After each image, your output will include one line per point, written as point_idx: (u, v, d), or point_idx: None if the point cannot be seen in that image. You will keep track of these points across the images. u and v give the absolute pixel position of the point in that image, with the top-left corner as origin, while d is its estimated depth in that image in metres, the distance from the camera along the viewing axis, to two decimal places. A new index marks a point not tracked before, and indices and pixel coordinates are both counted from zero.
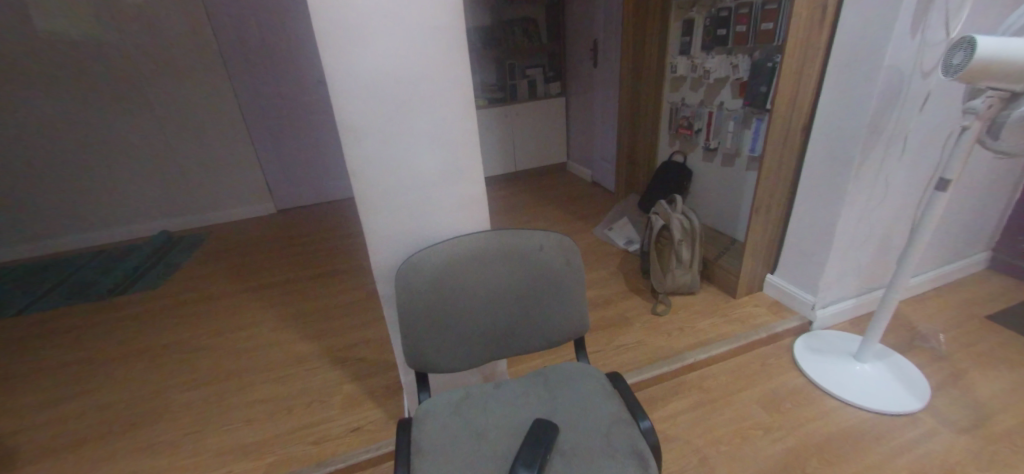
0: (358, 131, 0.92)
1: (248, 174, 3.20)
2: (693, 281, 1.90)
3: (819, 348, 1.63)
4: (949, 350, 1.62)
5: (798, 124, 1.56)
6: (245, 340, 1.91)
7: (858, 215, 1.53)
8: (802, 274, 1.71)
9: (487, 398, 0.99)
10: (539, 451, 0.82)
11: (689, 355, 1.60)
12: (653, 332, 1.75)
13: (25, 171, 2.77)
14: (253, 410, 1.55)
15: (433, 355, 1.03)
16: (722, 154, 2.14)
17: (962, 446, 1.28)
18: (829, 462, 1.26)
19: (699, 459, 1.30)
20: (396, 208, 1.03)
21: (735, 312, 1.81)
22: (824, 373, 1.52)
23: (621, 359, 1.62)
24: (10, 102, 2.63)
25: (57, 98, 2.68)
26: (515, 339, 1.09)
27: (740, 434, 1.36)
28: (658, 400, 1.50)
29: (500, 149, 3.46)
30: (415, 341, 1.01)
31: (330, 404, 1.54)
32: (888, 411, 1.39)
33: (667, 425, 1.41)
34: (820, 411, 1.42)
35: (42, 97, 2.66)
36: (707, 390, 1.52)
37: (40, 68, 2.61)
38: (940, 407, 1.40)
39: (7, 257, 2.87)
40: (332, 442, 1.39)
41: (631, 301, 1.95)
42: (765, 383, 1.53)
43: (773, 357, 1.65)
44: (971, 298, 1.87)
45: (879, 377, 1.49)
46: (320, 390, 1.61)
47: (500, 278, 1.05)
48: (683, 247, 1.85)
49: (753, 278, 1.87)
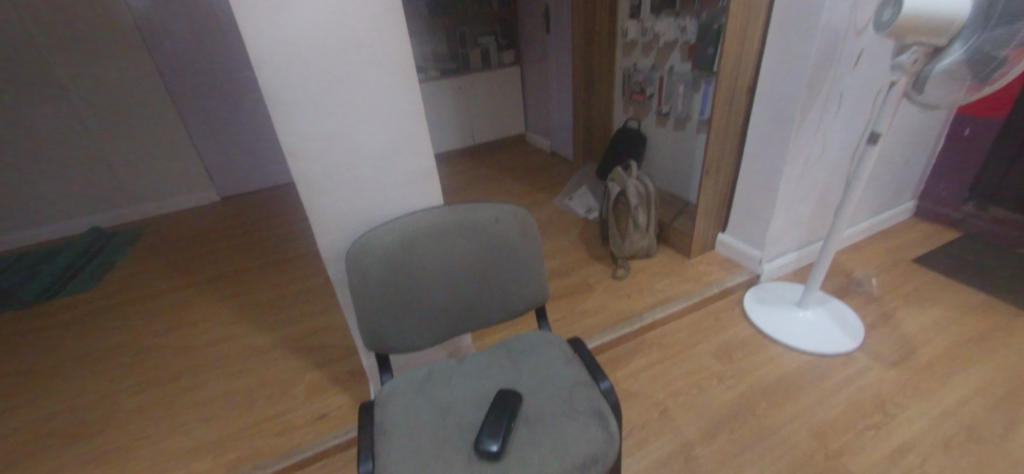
0: (288, 104, 0.85)
1: (184, 160, 2.96)
2: (650, 244, 1.95)
3: (766, 299, 1.72)
4: (880, 292, 1.75)
5: (744, 84, 1.58)
6: (197, 336, 1.82)
7: (799, 172, 1.60)
8: (751, 231, 1.79)
9: (449, 374, 0.99)
10: (505, 421, 0.83)
11: (648, 316, 1.66)
12: (613, 296, 1.80)
13: None
14: (208, 408, 1.48)
15: (391, 334, 1.01)
16: (674, 119, 2.16)
17: (890, 378, 1.41)
18: (775, 403, 1.37)
19: (660, 411, 1.37)
20: (340, 187, 0.98)
21: (689, 271, 1.89)
22: (771, 322, 1.62)
23: (584, 324, 1.66)
24: None
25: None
26: (475, 311, 1.08)
27: (696, 384, 1.44)
28: (621, 360, 1.55)
29: (455, 122, 3.37)
30: (370, 322, 0.98)
31: (293, 394, 1.50)
32: (827, 352, 1.50)
33: (630, 383, 1.47)
34: (768, 358, 1.52)
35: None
36: (666, 347, 1.59)
37: None
38: (873, 345, 1.53)
39: None
40: (297, 432, 1.37)
41: (592, 267, 1.99)
42: (719, 335, 1.62)
43: (726, 310, 1.73)
44: (900, 244, 2.02)
45: (819, 322, 1.60)
46: (282, 379, 1.57)
47: (456, 252, 1.03)
48: (640, 212, 1.89)
49: (706, 238, 1.94)
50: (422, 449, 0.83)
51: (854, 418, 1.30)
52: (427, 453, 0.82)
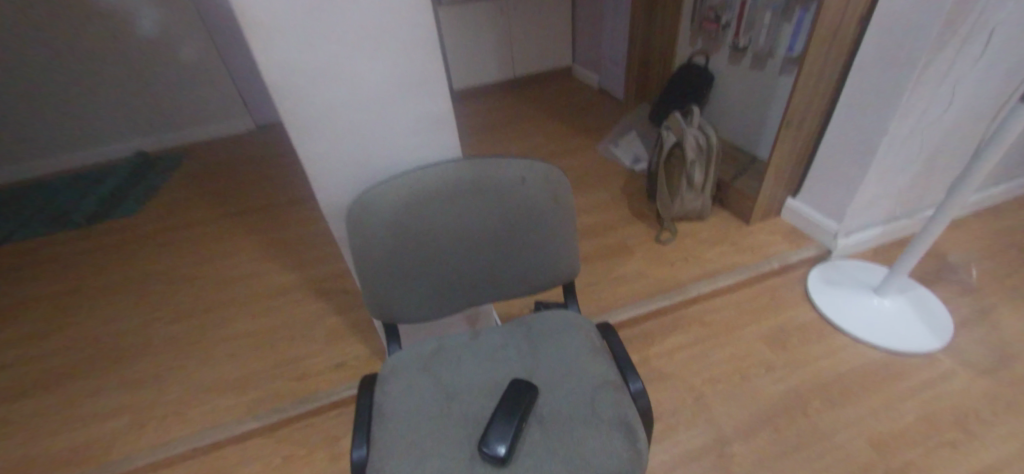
0: (269, 29, 0.66)
1: (216, 84, 2.86)
2: (704, 207, 1.72)
3: (836, 279, 1.49)
4: (980, 281, 1.48)
5: (856, 15, 1.23)
6: (226, 269, 1.83)
7: (906, 132, 1.30)
8: (830, 199, 1.52)
9: (460, 352, 0.89)
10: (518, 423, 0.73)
11: (693, 289, 1.49)
12: (655, 263, 1.62)
13: None
14: (232, 345, 1.50)
15: (397, 302, 0.90)
16: (751, 56, 1.81)
17: (979, 387, 1.20)
18: (830, 404, 1.21)
19: (695, 398, 1.25)
20: (339, 133, 0.82)
21: (746, 239, 1.66)
22: (837, 308, 1.41)
23: (619, 293, 1.52)
24: None
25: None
26: (494, 282, 0.96)
27: (739, 372, 1.30)
28: (656, 335, 1.42)
29: (496, 52, 3.05)
30: (374, 289, 0.87)
31: (313, 338, 1.49)
32: (902, 350, 1.30)
33: (664, 363, 1.34)
34: (829, 350, 1.33)
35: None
36: (710, 325, 1.43)
37: None
38: (962, 346, 1.30)
39: None
40: (314, 378, 1.36)
41: (634, 227, 1.79)
42: (772, 317, 1.44)
43: (784, 288, 1.52)
44: (1013, 224, 1.68)
45: (897, 313, 1.38)
46: (303, 323, 1.55)
47: (474, 216, 0.88)
48: (696, 169, 1.64)
49: (771, 203, 1.69)
50: (422, 441, 0.74)
51: (926, 431, 1.13)
52: (426, 447, 0.73)
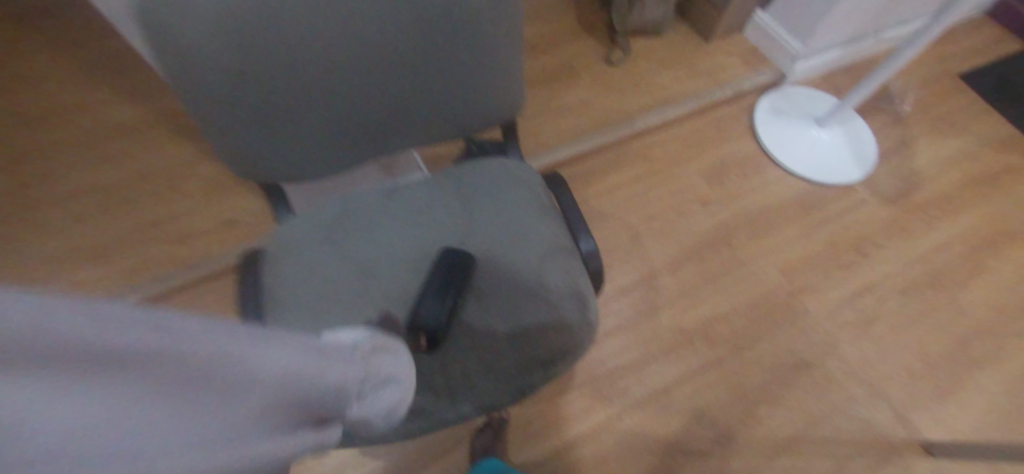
0: None
1: None
2: (664, 18, 1.44)
3: (784, 109, 1.41)
4: (909, 111, 1.48)
5: None
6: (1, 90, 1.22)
7: None
8: (802, 13, 1.33)
9: (373, 217, 0.70)
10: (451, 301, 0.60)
11: (640, 121, 1.34)
12: (602, 88, 1.41)
13: None
14: (66, 202, 1.14)
15: (265, 158, 0.64)
16: None
17: (880, 215, 1.30)
18: (754, 236, 1.25)
19: (631, 237, 1.23)
20: None
21: (702, 62, 1.48)
22: (779, 140, 1.37)
23: (560, 125, 1.33)
24: None
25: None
26: (409, 123, 0.71)
27: (676, 209, 1.27)
28: (597, 172, 1.30)
29: None
30: (223, 141, 0.60)
31: (186, 191, 1.18)
32: (827, 182, 1.32)
33: (604, 202, 1.27)
34: (762, 183, 1.32)
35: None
36: (653, 161, 1.34)
37: None
38: (877, 177, 1.36)
39: None
40: (201, 239, 1.14)
41: (581, 42, 1.49)
42: (715, 150, 1.36)
43: (732, 118, 1.42)
44: (955, 50, 1.64)
45: (832, 145, 1.36)
46: (166, 169, 1.21)
47: (369, 26, 0.57)
48: None
49: (735, 16, 1.45)
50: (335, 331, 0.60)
51: (828, 257, 1.24)
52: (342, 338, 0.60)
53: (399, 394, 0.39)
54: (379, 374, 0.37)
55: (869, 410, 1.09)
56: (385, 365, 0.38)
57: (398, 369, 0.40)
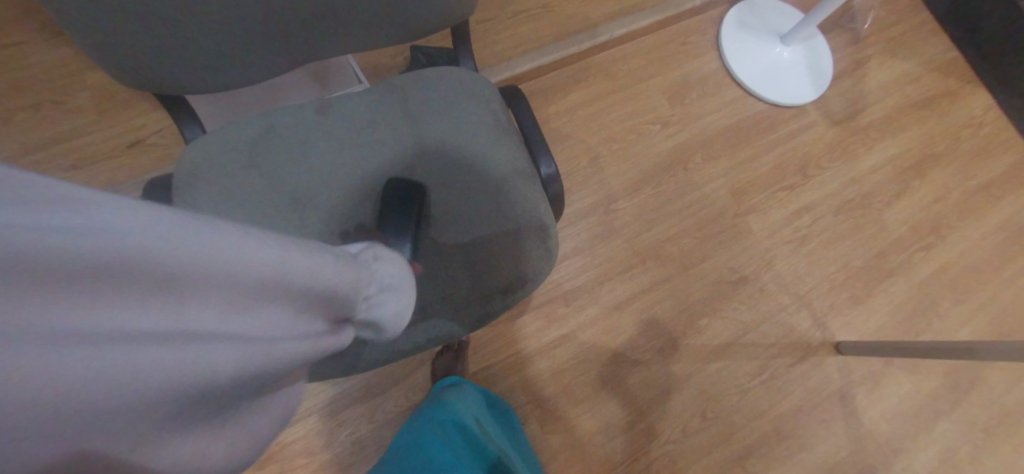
0: None
1: None
2: None
3: (749, 23, 1.35)
4: (868, 30, 1.46)
5: None
6: None
7: None
8: None
9: (305, 136, 0.61)
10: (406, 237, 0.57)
11: (603, 32, 1.25)
12: None
13: None
14: None
15: (158, 63, 0.53)
16: None
17: (827, 138, 1.33)
18: (709, 159, 1.26)
19: (590, 159, 1.20)
20: None
21: None
22: (741, 57, 1.32)
23: (518, 34, 1.21)
24: None
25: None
26: (335, 23, 0.59)
27: (636, 130, 1.24)
28: (558, 88, 1.22)
29: None
30: (98, 45, 0.48)
31: (81, 106, 1.01)
32: (782, 102, 1.32)
33: (563, 122, 1.21)
34: (722, 104, 1.30)
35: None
36: (615, 77, 1.26)
37: None
38: (829, 99, 1.37)
39: None
40: (108, 162, 0.99)
41: None
42: (678, 66, 1.31)
43: (698, 32, 1.35)
44: None
45: (791, 64, 1.34)
46: (50, 77, 1.01)
47: None
48: None
49: None
50: None
51: (775, 180, 1.28)
52: None
53: (399, 300, 0.46)
54: (379, 281, 0.44)
55: (794, 319, 1.20)
56: (386, 273, 0.45)
57: (397, 277, 0.46)
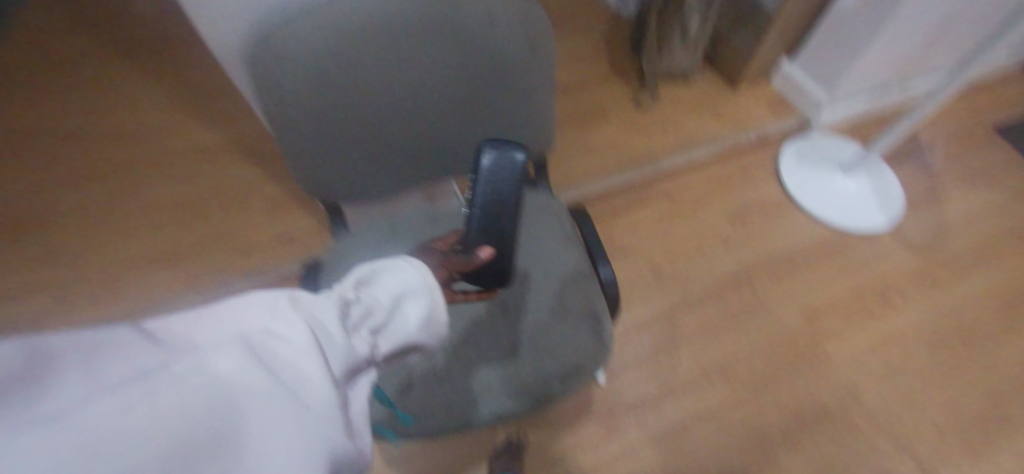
0: None
1: None
2: (692, 65, 1.53)
3: (809, 156, 1.44)
4: (939, 162, 1.48)
5: None
6: (107, 106, 1.41)
7: None
8: (827, 64, 1.40)
9: (417, 238, 0.79)
10: (502, 226, 0.61)
11: (663, 161, 1.42)
12: (631, 130, 1.49)
13: None
14: (148, 213, 1.29)
15: (330, 177, 0.74)
16: None
17: (908, 265, 1.30)
18: (776, 279, 1.27)
19: (653, 272, 1.28)
20: None
21: (728, 109, 1.54)
22: (805, 186, 1.40)
23: (589, 162, 1.42)
24: None
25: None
26: (452, 154, 0.81)
27: (698, 247, 1.31)
28: (623, 209, 1.37)
29: None
30: (300, 163, 0.69)
31: (249, 207, 1.31)
32: (853, 229, 1.34)
33: (628, 238, 1.32)
34: (785, 227, 1.35)
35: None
36: (677, 200, 1.39)
37: None
38: (905, 226, 1.36)
39: None
40: (257, 251, 1.26)
41: (612, 85, 1.59)
42: (739, 193, 1.41)
43: (757, 163, 1.47)
44: (990, 104, 1.63)
45: (858, 193, 1.39)
46: (230, 187, 1.34)
47: (425, 73, 0.67)
48: (694, 17, 1.40)
49: (762, 64, 1.52)
50: None
51: (852, 305, 1.24)
52: None
53: (423, 307, 0.43)
54: (379, 300, 0.42)
55: (893, 463, 1.07)
56: (384, 289, 0.43)
57: None
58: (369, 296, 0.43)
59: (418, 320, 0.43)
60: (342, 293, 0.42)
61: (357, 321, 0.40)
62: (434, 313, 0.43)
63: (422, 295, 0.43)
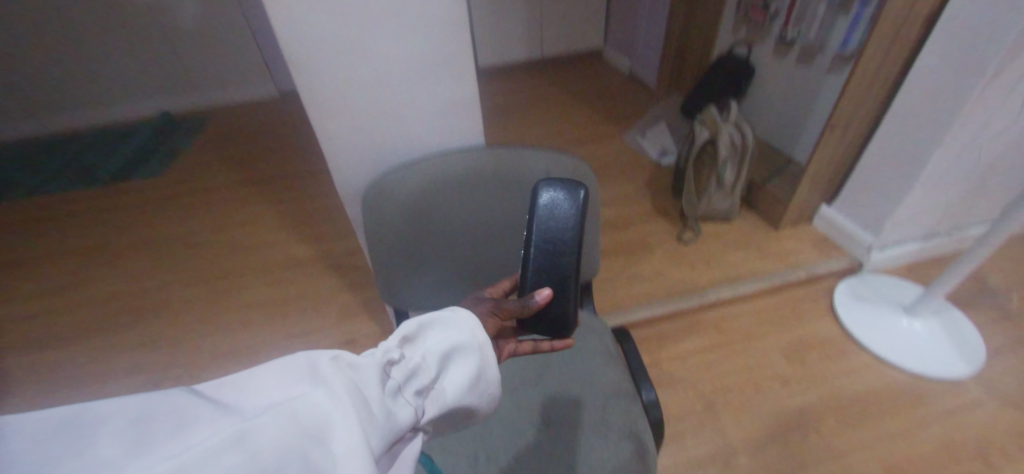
0: (292, 8, 0.64)
1: (244, 48, 2.86)
2: (732, 207, 1.66)
3: (864, 295, 1.42)
4: (1021, 310, 1.39)
5: (924, 14, 1.13)
6: (246, 236, 1.84)
7: (962, 145, 1.21)
8: (867, 210, 1.45)
9: None
10: (560, 267, 0.66)
11: (712, 293, 1.45)
12: (676, 262, 1.58)
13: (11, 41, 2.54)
14: (244, 313, 1.52)
15: (408, 290, 0.87)
16: (799, 50, 1.67)
17: (1007, 421, 1.14)
18: (846, 425, 1.17)
19: (705, 405, 1.22)
20: (359, 116, 0.80)
21: (773, 247, 1.61)
22: (865, 325, 1.35)
23: (635, 291, 1.49)
24: None
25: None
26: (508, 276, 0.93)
27: (752, 383, 1.26)
28: (670, 337, 1.38)
29: (524, 27, 2.93)
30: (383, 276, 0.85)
31: (325, 313, 1.48)
32: (929, 374, 1.24)
33: (676, 367, 1.31)
34: (849, 367, 1.28)
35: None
36: (727, 332, 1.39)
37: None
38: (994, 376, 1.23)
39: (28, 131, 2.81)
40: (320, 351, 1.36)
41: (656, 223, 1.74)
42: (794, 329, 1.38)
43: (810, 300, 1.46)
44: None
45: (927, 336, 1.31)
46: (316, 297, 1.55)
47: (492, 207, 0.85)
48: (728, 168, 1.57)
49: (804, 208, 1.62)
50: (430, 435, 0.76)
51: (945, 463, 1.08)
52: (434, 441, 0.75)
53: (470, 371, 0.46)
54: (424, 362, 0.45)
55: None
56: (430, 350, 0.46)
57: None
58: (413, 355, 0.46)
59: (463, 381, 0.45)
60: (389, 352, 0.44)
61: (402, 382, 0.43)
62: (480, 375, 0.46)
63: (468, 353, 0.47)
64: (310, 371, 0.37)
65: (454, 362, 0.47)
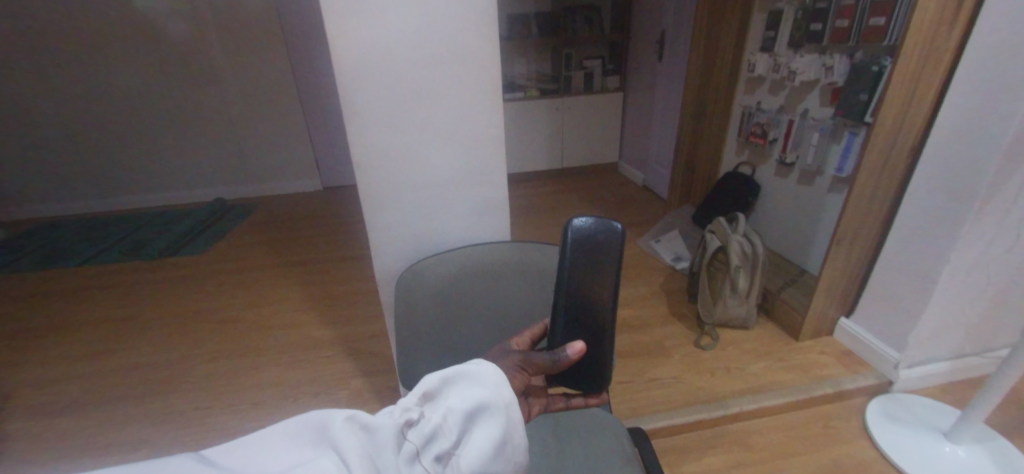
0: (365, 122, 0.81)
1: (299, 149, 3.24)
2: (748, 315, 1.67)
3: (898, 416, 1.35)
4: None
5: (907, 145, 1.26)
6: (270, 315, 1.90)
7: (970, 263, 1.25)
8: (887, 324, 1.44)
9: None
10: (591, 314, 0.69)
11: (734, 404, 1.38)
12: (694, 369, 1.54)
13: (110, 136, 2.99)
14: (254, 393, 1.51)
15: None
16: (800, 171, 1.81)
17: None
18: None
19: None
20: (402, 210, 0.92)
21: (795, 358, 1.56)
22: (903, 449, 1.25)
23: (652, 395, 1.45)
24: (102, 73, 2.83)
25: (112, 50, 2.78)
26: None
27: None
28: (691, 450, 1.30)
29: (547, 143, 3.26)
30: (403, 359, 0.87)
31: (335, 398, 1.46)
32: None
33: None
34: None
35: (88, 34, 2.73)
36: (752, 448, 1.30)
37: (129, 45, 2.79)
38: None
39: (99, 210, 3.14)
40: None
41: (673, 327, 1.74)
42: (825, 449, 1.29)
43: (840, 418, 1.38)
44: None
45: (976, 466, 1.20)
46: (326, 381, 1.53)
47: (514, 299, 0.90)
48: (741, 275, 1.62)
49: (822, 320, 1.61)
50: None
51: None
52: None
53: (492, 435, 0.47)
54: (445, 423, 0.46)
55: None
56: (450, 410, 0.47)
57: None
58: (434, 415, 0.47)
59: (484, 445, 0.46)
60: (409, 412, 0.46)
61: (421, 446, 0.44)
62: (504, 440, 0.47)
63: (494, 415, 0.48)
64: (318, 432, 0.41)
65: (476, 424, 0.48)
